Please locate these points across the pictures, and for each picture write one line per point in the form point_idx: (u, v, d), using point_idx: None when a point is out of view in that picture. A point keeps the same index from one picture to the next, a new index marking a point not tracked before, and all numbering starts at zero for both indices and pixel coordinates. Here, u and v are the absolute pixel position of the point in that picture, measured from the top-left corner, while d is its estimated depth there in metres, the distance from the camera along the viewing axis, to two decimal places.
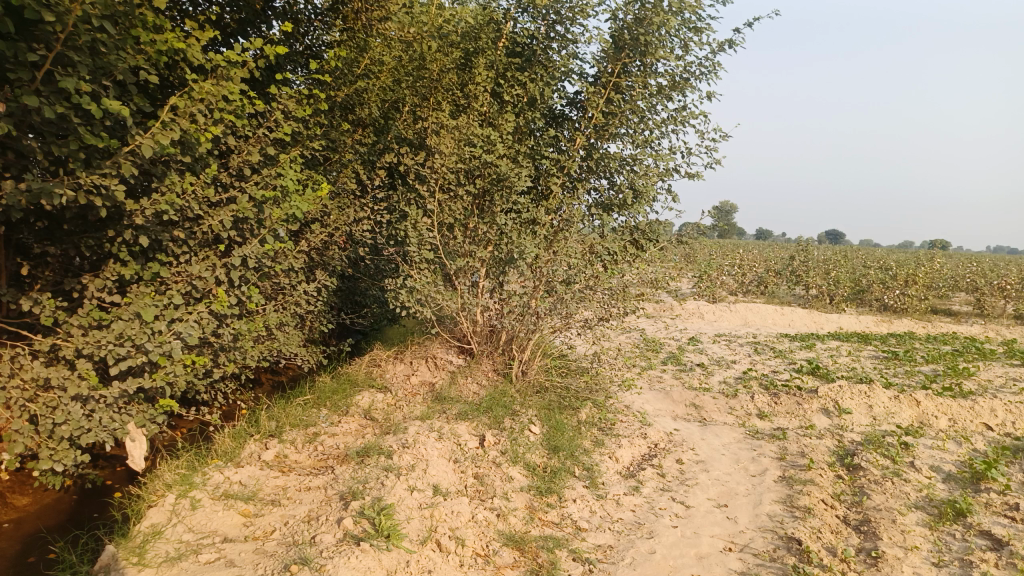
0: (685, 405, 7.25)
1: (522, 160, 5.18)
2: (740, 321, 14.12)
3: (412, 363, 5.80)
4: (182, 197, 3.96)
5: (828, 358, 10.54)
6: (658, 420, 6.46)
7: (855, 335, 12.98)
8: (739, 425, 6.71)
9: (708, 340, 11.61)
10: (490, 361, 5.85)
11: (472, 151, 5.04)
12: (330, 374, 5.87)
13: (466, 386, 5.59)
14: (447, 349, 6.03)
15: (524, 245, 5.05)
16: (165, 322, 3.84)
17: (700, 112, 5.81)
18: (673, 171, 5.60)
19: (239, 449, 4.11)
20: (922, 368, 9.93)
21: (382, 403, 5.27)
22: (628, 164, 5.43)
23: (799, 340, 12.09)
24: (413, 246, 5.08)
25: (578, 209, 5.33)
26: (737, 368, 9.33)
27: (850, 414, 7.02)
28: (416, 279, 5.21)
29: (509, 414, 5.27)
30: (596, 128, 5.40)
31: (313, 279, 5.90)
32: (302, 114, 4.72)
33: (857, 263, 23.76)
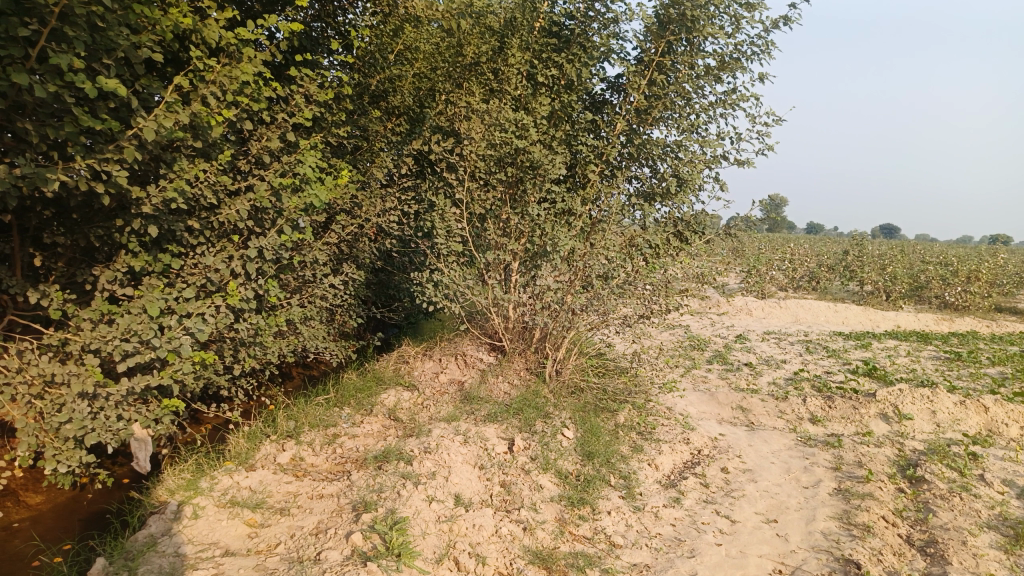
0: (731, 407, 6.85)
1: (557, 147, 4.85)
2: (791, 318, 13.55)
3: (441, 361, 5.54)
4: (195, 185, 3.76)
5: (886, 358, 9.96)
6: (702, 424, 6.09)
7: (914, 334, 12.30)
8: (790, 431, 6.29)
9: (757, 338, 11.11)
10: (523, 359, 5.55)
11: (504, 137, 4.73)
12: (357, 371, 5.65)
13: (497, 385, 5.31)
14: (479, 346, 5.75)
15: (558, 237, 4.73)
16: (174, 317, 3.64)
17: (751, 95, 5.40)
18: (720, 158, 5.21)
19: (254, 451, 3.90)
20: (989, 371, 9.29)
21: (408, 402, 5.02)
22: (673, 151, 5.04)
23: (854, 339, 11.50)
24: (440, 238, 4.81)
25: (617, 199, 4.98)
26: (787, 368, 8.85)
27: (912, 420, 6.53)
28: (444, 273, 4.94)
29: (541, 417, 4.97)
30: (638, 112, 5.04)
31: (340, 272, 5.69)
32: (324, 98, 4.47)
33: (915, 259, 22.77)
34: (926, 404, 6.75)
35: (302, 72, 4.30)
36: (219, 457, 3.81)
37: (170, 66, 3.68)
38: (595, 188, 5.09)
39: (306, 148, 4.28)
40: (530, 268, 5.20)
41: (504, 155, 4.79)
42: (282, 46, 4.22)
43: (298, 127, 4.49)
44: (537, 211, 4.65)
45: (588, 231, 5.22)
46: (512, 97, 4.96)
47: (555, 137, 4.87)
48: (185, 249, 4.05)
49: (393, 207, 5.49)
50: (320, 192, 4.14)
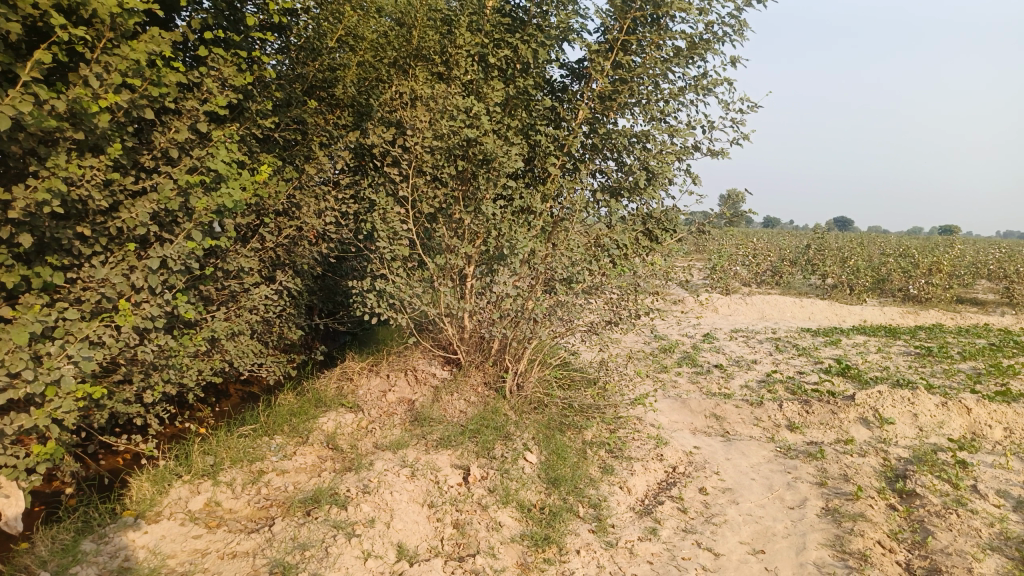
0: (705, 415, 6.43)
1: (513, 138, 4.33)
2: (757, 315, 13.27)
3: (388, 377, 4.98)
4: (80, 184, 3.15)
5: (857, 355, 9.67)
6: (675, 437, 5.65)
7: (882, 329, 12.08)
8: (768, 441, 5.88)
9: (725, 337, 10.76)
10: (480, 373, 5.03)
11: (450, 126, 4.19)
12: (295, 391, 5.07)
13: (451, 403, 4.78)
14: (431, 359, 5.21)
15: (515, 238, 4.22)
16: (56, 342, 3.04)
17: (723, 79, 4.95)
18: (693, 149, 4.75)
19: (161, 497, 3.32)
20: (962, 367, 9.03)
21: (350, 426, 4.46)
22: (640, 141, 4.56)
23: (822, 335, 11.22)
24: (382, 241, 4.26)
25: (580, 194, 4.49)
26: (760, 369, 8.48)
27: (893, 425, 6.16)
28: (388, 281, 4.39)
29: (500, 438, 4.46)
30: (602, 98, 4.55)
31: (275, 281, 5.09)
32: (242, 83, 3.88)
33: (875, 252, 22.82)
34: (907, 407, 6.40)
35: (214, 52, 3.71)
36: (117, 506, 3.22)
37: (45, 42, 3.07)
38: (556, 183, 4.59)
39: (221, 141, 3.69)
40: (485, 272, 4.67)
41: (453, 147, 4.26)
42: (191, 22, 3.63)
43: (214, 116, 3.90)
44: (491, 210, 4.12)
45: (549, 230, 4.72)
46: (462, 83, 4.43)
47: (510, 126, 4.36)
48: (76, 260, 3.44)
49: (330, 208, 4.91)
50: (236, 191, 3.56)
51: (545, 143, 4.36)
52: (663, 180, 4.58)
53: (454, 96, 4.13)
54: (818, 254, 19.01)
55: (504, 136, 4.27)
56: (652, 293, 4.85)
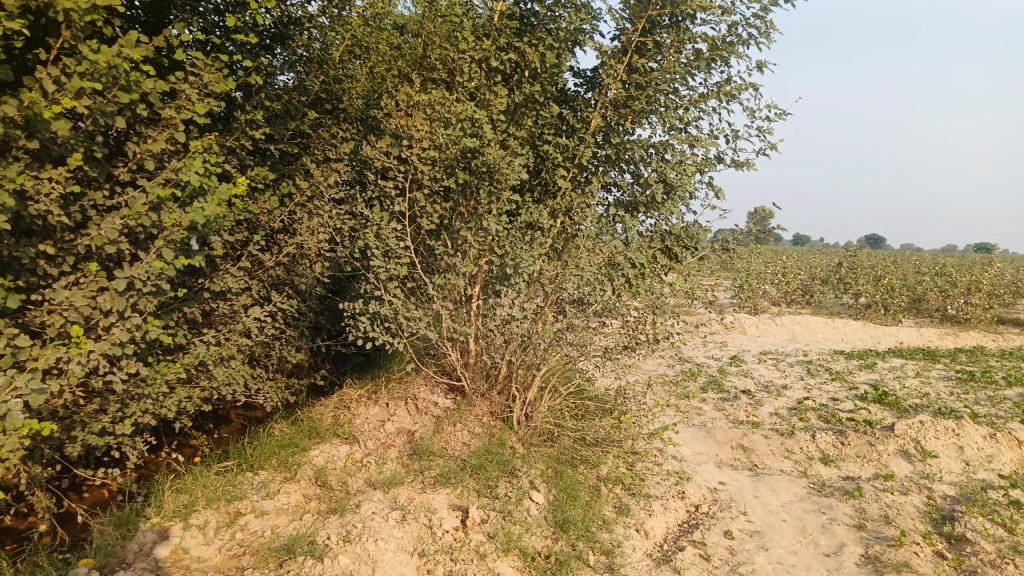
0: (731, 446, 6.00)
1: (518, 148, 4.00)
2: (787, 336, 12.75)
3: (387, 406, 4.65)
4: (38, 199, 2.88)
5: (895, 380, 9.14)
6: (698, 471, 5.23)
7: (920, 351, 11.51)
8: (800, 476, 5.43)
9: (753, 360, 10.28)
10: (485, 401, 4.66)
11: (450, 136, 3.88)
12: (289, 420, 4.76)
13: (454, 435, 4.43)
14: (434, 386, 4.87)
15: (520, 257, 3.88)
16: (6, 373, 2.75)
17: (748, 85, 4.59)
18: (716, 160, 4.39)
19: (123, 544, 3.01)
20: (1008, 393, 8.47)
21: (343, 460, 4.13)
22: (657, 152, 4.21)
23: (856, 358, 10.69)
24: (377, 260, 3.95)
25: (592, 210, 4.14)
26: (790, 395, 8.00)
27: (937, 459, 5.68)
28: (384, 303, 4.07)
29: (505, 475, 4.10)
30: (615, 106, 4.21)
31: (269, 302, 4.80)
32: (224, 90, 3.61)
33: (910, 270, 22.11)
34: (951, 439, 5.90)
35: (192, 57, 3.44)
36: (73, 554, 2.92)
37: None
38: (566, 197, 4.24)
39: (200, 150, 3.40)
40: (490, 294, 4.33)
41: (454, 158, 3.94)
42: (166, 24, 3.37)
43: (195, 125, 3.63)
44: (494, 226, 3.79)
45: (559, 248, 4.37)
46: (464, 90, 4.12)
47: (516, 136, 4.03)
48: (39, 281, 3.17)
49: (327, 224, 4.62)
50: (213, 206, 3.28)
51: (553, 154, 4.02)
52: (682, 193, 4.22)
53: (454, 103, 3.82)
54: (850, 273, 18.39)
55: (509, 146, 3.94)
56: (671, 316, 4.47)
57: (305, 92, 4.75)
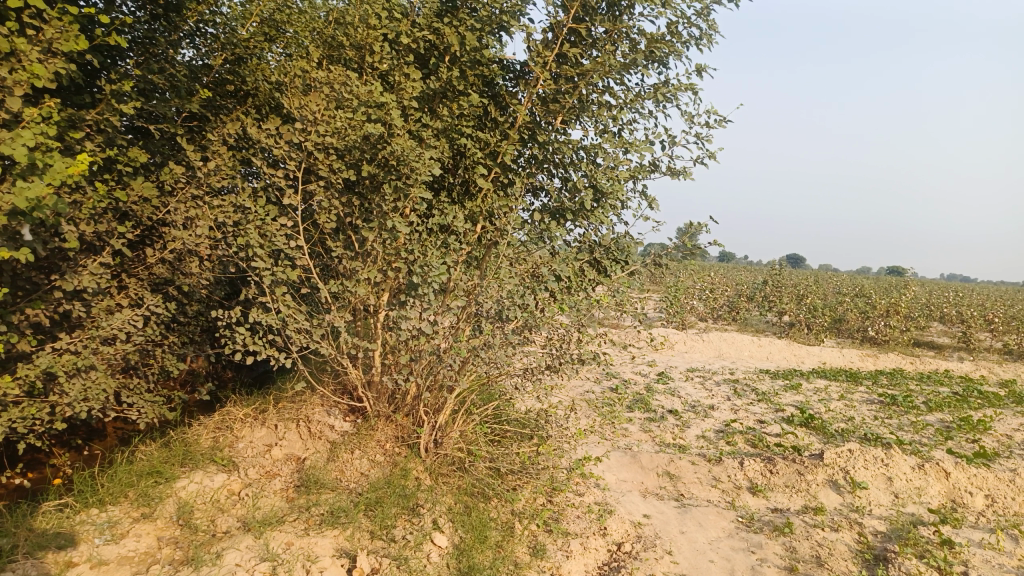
0: (656, 473, 5.64)
1: (433, 141, 3.51)
2: (714, 353, 12.65)
3: (276, 428, 4.08)
4: None
5: (819, 402, 9.05)
6: (621, 503, 4.83)
7: (842, 372, 11.54)
8: (728, 508, 5.10)
9: (680, 377, 10.05)
10: (390, 424, 4.14)
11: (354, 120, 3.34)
12: (160, 442, 4.13)
13: (350, 464, 3.90)
14: (332, 406, 4.32)
15: (431, 263, 3.39)
16: None
17: (689, 88, 4.25)
18: (652, 166, 4.01)
19: None
20: (929, 418, 8.47)
21: (216, 493, 3.55)
22: (589, 154, 3.80)
23: (782, 378, 10.61)
24: (262, 262, 3.39)
25: (514, 215, 3.69)
26: (717, 417, 7.75)
27: (866, 490, 5.46)
28: (270, 312, 3.51)
29: (404, 513, 3.60)
30: (545, 100, 3.78)
31: (142, 305, 4.16)
32: (74, 50, 2.99)
33: (831, 290, 22.61)
34: (880, 469, 5.70)
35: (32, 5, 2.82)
36: None
37: None
38: (486, 199, 3.78)
39: (37, 120, 2.78)
40: (396, 305, 3.81)
41: (358, 148, 3.42)
42: None
43: (36, 91, 2.99)
44: (399, 228, 3.28)
45: (477, 256, 3.90)
46: (374, 72, 3.60)
47: (431, 127, 3.54)
48: None
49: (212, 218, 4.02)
50: (46, 188, 2.67)
51: (473, 150, 3.53)
52: (615, 200, 3.82)
53: (358, 84, 3.29)
54: (775, 291, 18.60)
55: (422, 138, 3.44)
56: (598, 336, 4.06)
57: (192, 67, 4.13)
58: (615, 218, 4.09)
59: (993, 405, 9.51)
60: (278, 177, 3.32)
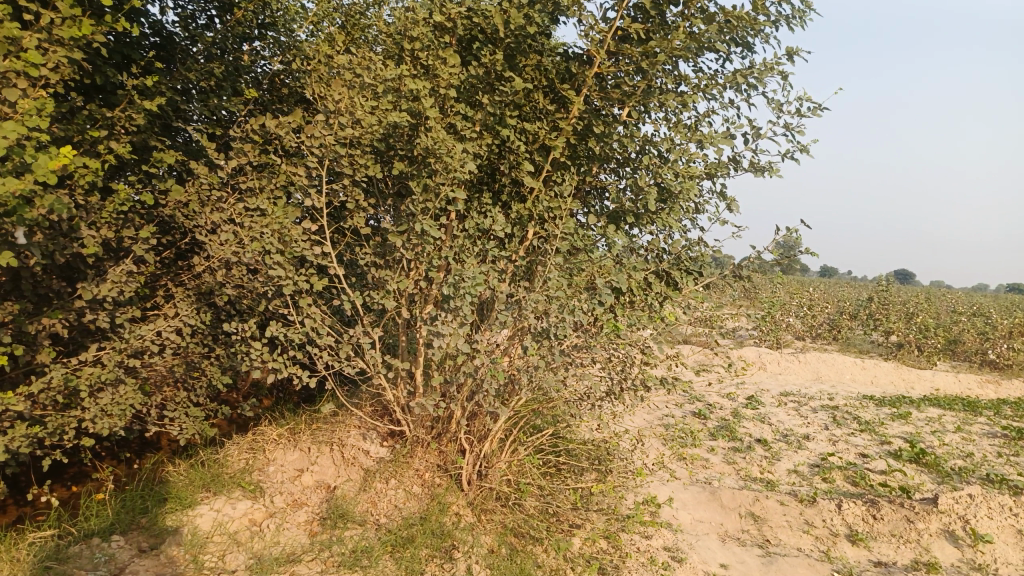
0: (738, 513, 5.00)
1: (473, 135, 3.10)
2: (811, 376, 11.72)
3: (309, 451, 3.76)
4: None
5: (932, 434, 8.09)
6: (695, 549, 4.26)
7: (959, 400, 10.40)
8: (821, 560, 4.43)
9: (772, 402, 9.25)
10: (431, 452, 3.74)
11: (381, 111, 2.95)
12: (190, 462, 3.88)
13: (384, 495, 3.53)
14: (370, 429, 3.96)
15: (466, 273, 2.98)
16: None
17: (777, 74, 3.68)
18: (731, 162, 3.45)
19: None
20: None
21: (235, 524, 3.25)
22: (656, 149, 3.30)
23: (888, 405, 9.62)
24: (281, 271, 3.06)
25: (567, 219, 3.22)
26: (812, 448, 6.98)
27: (991, 544, 4.66)
28: (291, 327, 3.18)
29: (437, 557, 3.19)
30: (605, 89, 3.30)
31: (173, 317, 3.92)
32: (76, 39, 2.73)
33: (943, 309, 20.88)
34: (1008, 520, 4.87)
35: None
36: None
37: None
38: (535, 200, 3.33)
39: (28, 112, 2.52)
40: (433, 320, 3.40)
41: (387, 144, 3.04)
42: None
43: (40, 86, 2.76)
44: (429, 234, 2.88)
45: (526, 266, 3.45)
46: (410, 60, 3.22)
47: (470, 119, 3.12)
48: None
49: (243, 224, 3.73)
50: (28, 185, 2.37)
51: (518, 144, 3.10)
52: (685, 202, 3.29)
53: (385, 70, 2.90)
54: (880, 309, 17.25)
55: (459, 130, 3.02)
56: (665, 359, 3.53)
57: (235, 68, 3.86)
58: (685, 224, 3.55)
59: None
60: (298, 177, 2.97)
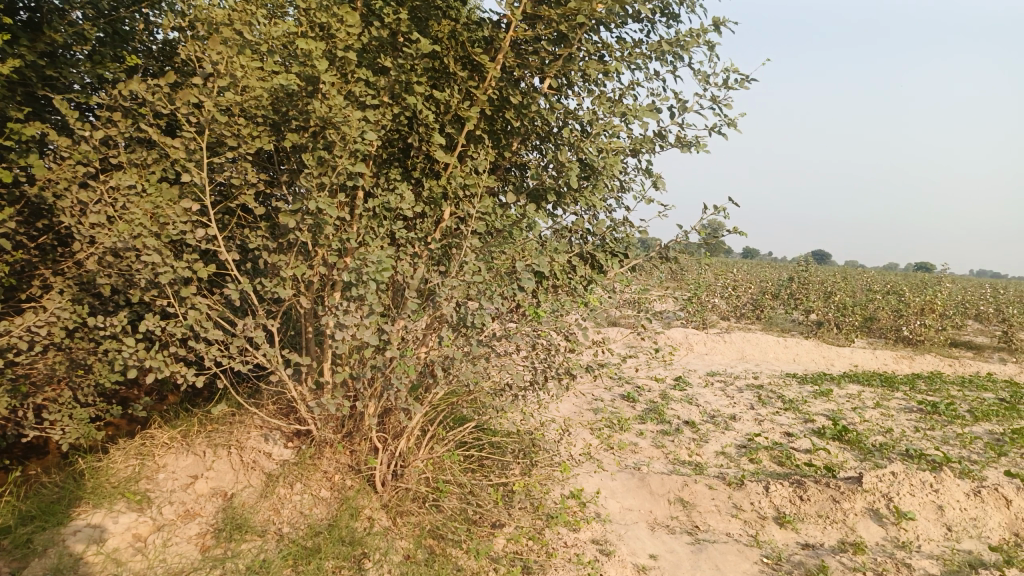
0: (668, 500, 4.88)
1: (375, 104, 2.79)
2: (737, 356, 11.87)
3: (204, 455, 3.41)
4: None
5: (853, 411, 8.23)
6: (624, 541, 4.10)
7: (876, 376, 10.68)
8: (750, 546, 4.35)
9: (700, 383, 9.27)
10: (340, 452, 3.45)
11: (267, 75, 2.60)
12: (67, 472, 3.46)
13: (288, 501, 3.22)
14: (273, 428, 3.63)
15: (369, 257, 2.68)
16: None
17: (702, 44, 3.49)
18: (656, 137, 3.26)
19: None
20: (976, 430, 7.63)
21: (114, 541, 2.89)
22: (576, 121, 3.06)
23: (810, 383, 9.78)
24: (158, 257, 2.69)
25: (482, 197, 2.95)
26: (740, 429, 6.97)
27: (914, 521, 4.67)
28: (173, 320, 2.82)
29: (345, 569, 2.91)
30: (521, 55, 3.03)
31: (43, 310, 3.47)
32: None
33: (860, 287, 21.63)
34: (929, 497, 4.91)
35: None
36: None
37: None
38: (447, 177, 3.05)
39: None
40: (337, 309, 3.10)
41: (277, 112, 2.70)
42: None
43: None
44: (326, 214, 2.57)
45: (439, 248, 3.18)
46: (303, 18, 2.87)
47: (371, 86, 2.81)
48: None
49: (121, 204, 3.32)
50: None
51: (428, 114, 2.73)
52: (608, 178, 3.08)
53: (272, 27, 2.56)
54: (801, 289, 17.69)
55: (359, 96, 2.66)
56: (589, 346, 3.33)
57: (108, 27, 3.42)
58: (609, 203, 3.35)
59: None
60: (172, 148, 2.61)
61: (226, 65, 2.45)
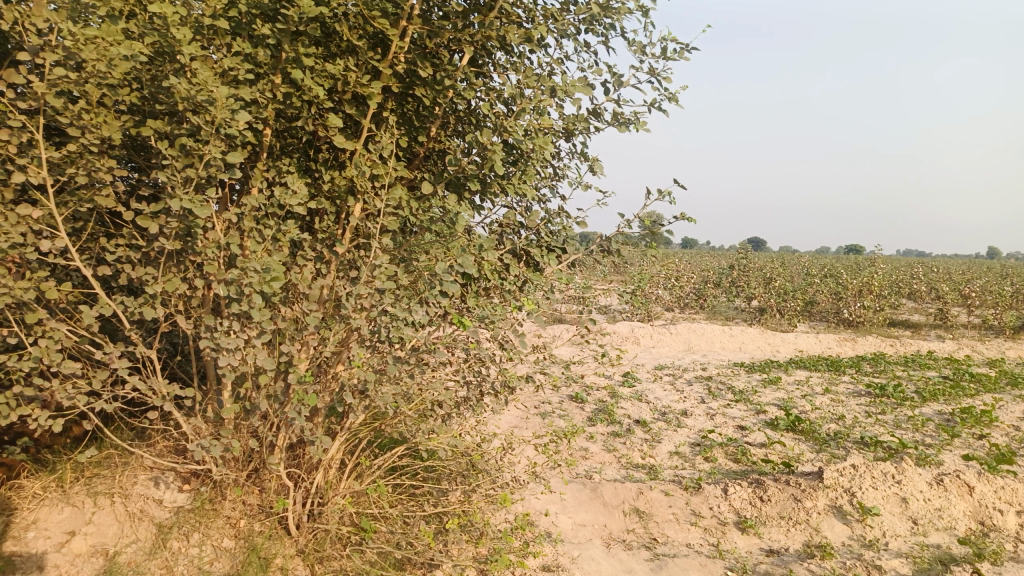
0: (623, 511, 4.54)
1: (259, 82, 2.31)
2: (683, 347, 11.70)
3: (81, 505, 2.85)
4: None
5: (804, 399, 8.08)
6: (577, 564, 3.73)
7: (822, 361, 10.62)
8: (713, 558, 4.03)
9: (649, 378, 9.02)
10: (248, 492, 2.99)
11: (117, 47, 2.10)
12: None
13: (183, 557, 2.74)
14: (166, 468, 3.12)
15: (259, 264, 2.22)
16: None
17: (637, 10, 3.13)
18: (591, 115, 2.88)
19: None
20: (926, 411, 7.56)
21: None
22: (501, 99, 2.66)
23: (759, 371, 9.64)
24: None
25: (395, 189, 2.52)
26: (692, 425, 6.70)
27: (879, 517, 4.44)
28: (19, 353, 2.30)
29: None
30: (434, 24, 2.60)
31: None
32: None
33: (798, 272, 21.91)
34: (892, 489, 4.69)
35: None
36: None
37: None
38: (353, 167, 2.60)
39: None
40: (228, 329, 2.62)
41: (134, 93, 2.21)
42: None
43: None
44: (198, 215, 2.09)
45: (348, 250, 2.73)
46: None
47: (252, 60, 2.34)
48: None
49: None
50: None
51: (319, 94, 2.25)
52: (539, 163, 2.69)
53: None
54: (742, 276, 17.75)
55: (229, 73, 2.15)
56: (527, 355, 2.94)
57: None
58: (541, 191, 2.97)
59: (990, 392, 8.63)
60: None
61: (54, 34, 1.96)
